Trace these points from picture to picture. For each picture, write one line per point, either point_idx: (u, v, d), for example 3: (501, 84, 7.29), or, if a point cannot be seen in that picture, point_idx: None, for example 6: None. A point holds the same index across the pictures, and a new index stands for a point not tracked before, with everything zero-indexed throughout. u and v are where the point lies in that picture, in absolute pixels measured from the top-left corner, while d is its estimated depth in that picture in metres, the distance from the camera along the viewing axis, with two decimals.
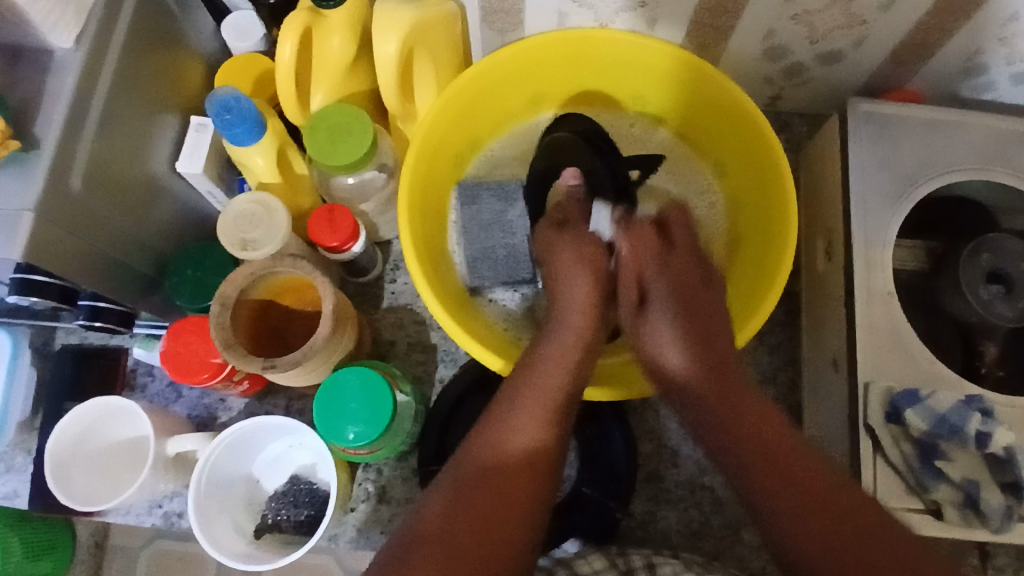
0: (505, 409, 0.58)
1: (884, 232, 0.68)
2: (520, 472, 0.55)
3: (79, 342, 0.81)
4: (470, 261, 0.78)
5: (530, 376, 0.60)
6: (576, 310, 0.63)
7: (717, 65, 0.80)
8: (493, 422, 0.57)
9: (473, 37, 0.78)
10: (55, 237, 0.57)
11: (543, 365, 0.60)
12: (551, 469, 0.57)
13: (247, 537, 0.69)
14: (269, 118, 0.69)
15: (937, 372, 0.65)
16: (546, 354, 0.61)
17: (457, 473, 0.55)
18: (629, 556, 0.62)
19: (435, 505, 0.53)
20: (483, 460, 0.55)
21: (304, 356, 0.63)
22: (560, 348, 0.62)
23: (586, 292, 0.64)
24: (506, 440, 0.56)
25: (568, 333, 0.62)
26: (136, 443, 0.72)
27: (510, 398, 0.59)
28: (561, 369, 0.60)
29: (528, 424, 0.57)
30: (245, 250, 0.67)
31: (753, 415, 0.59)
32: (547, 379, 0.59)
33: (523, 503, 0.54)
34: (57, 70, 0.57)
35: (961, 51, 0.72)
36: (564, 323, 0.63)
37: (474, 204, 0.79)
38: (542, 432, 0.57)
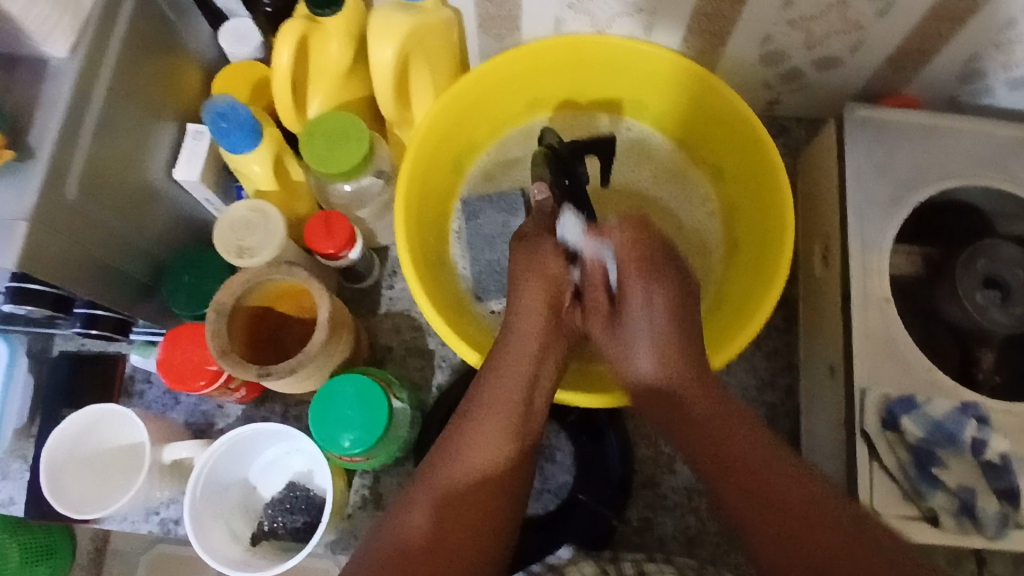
0: (470, 420, 0.59)
1: (881, 239, 0.68)
2: (486, 482, 0.56)
3: (76, 348, 0.82)
4: (476, 276, 0.79)
5: (490, 384, 0.61)
6: (532, 321, 0.64)
7: (715, 70, 0.80)
8: (463, 427, 0.59)
9: (470, 43, 0.78)
10: (50, 246, 0.57)
11: (508, 364, 0.62)
12: (516, 476, 0.58)
13: (243, 544, 0.69)
14: (265, 125, 0.69)
15: (933, 378, 0.64)
16: (502, 360, 0.62)
17: (435, 475, 0.56)
18: (619, 563, 0.62)
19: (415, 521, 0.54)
20: (456, 469, 0.56)
21: (300, 363, 0.63)
22: (522, 349, 0.63)
23: (538, 296, 0.65)
24: (476, 442, 0.58)
25: (523, 335, 0.63)
26: (132, 450, 0.72)
27: (477, 403, 0.60)
28: (519, 374, 0.61)
29: (497, 430, 0.58)
30: (242, 257, 0.67)
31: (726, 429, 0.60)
32: (510, 385, 0.61)
33: (494, 508, 0.56)
34: (52, 78, 0.57)
35: (957, 56, 0.72)
36: (522, 323, 0.64)
37: (476, 220, 0.80)
38: (507, 440, 0.58)
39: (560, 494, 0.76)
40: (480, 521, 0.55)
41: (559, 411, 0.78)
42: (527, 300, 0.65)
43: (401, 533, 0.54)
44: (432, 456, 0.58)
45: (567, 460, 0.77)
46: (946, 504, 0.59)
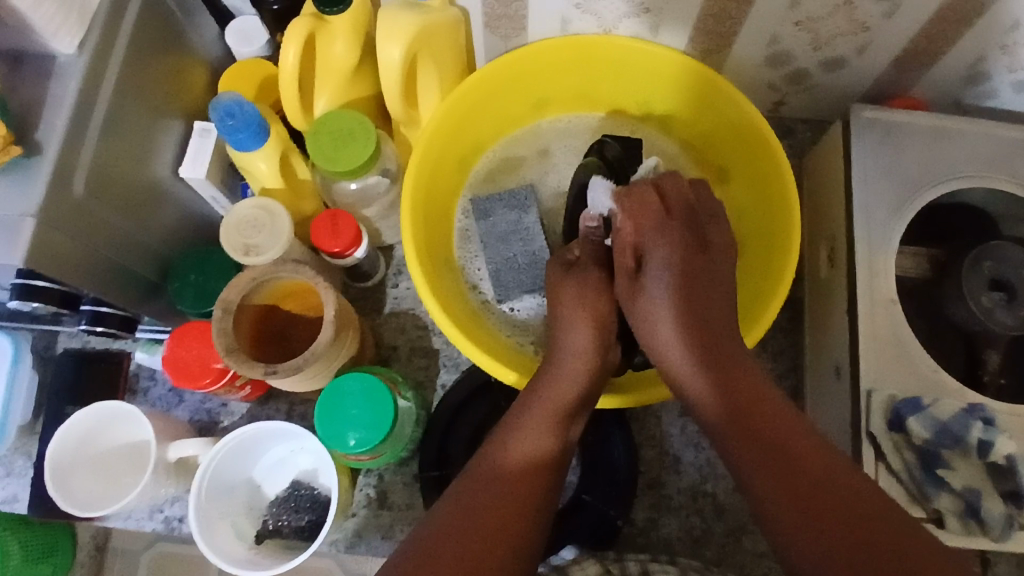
0: (514, 419, 0.59)
1: (888, 240, 0.68)
2: (529, 478, 0.56)
3: (80, 346, 0.82)
4: (493, 275, 0.77)
5: (538, 390, 0.61)
6: (583, 334, 0.64)
7: (721, 70, 0.80)
8: (504, 432, 0.59)
9: (476, 43, 0.78)
10: (57, 243, 0.57)
11: (554, 374, 0.62)
12: (555, 475, 0.58)
13: (248, 543, 0.69)
14: (272, 123, 0.69)
15: (939, 380, 0.64)
16: (550, 371, 0.62)
17: (470, 476, 0.57)
18: (623, 563, 0.63)
19: (445, 505, 0.55)
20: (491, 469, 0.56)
21: (306, 361, 0.63)
22: (571, 361, 0.63)
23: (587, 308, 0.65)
24: (512, 446, 0.58)
25: (576, 348, 0.63)
26: (136, 448, 0.72)
27: (519, 409, 0.60)
28: (570, 381, 0.61)
29: (534, 434, 0.58)
30: (248, 255, 0.67)
31: (771, 414, 0.54)
32: (556, 390, 0.61)
33: (526, 510, 0.55)
34: (60, 75, 0.57)
35: (963, 58, 0.72)
36: (571, 334, 0.64)
37: (488, 218, 0.77)
38: (548, 440, 0.59)
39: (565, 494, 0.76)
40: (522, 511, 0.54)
41: None
42: (576, 311, 0.65)
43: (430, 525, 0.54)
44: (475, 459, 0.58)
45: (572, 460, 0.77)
46: (952, 505, 0.59)
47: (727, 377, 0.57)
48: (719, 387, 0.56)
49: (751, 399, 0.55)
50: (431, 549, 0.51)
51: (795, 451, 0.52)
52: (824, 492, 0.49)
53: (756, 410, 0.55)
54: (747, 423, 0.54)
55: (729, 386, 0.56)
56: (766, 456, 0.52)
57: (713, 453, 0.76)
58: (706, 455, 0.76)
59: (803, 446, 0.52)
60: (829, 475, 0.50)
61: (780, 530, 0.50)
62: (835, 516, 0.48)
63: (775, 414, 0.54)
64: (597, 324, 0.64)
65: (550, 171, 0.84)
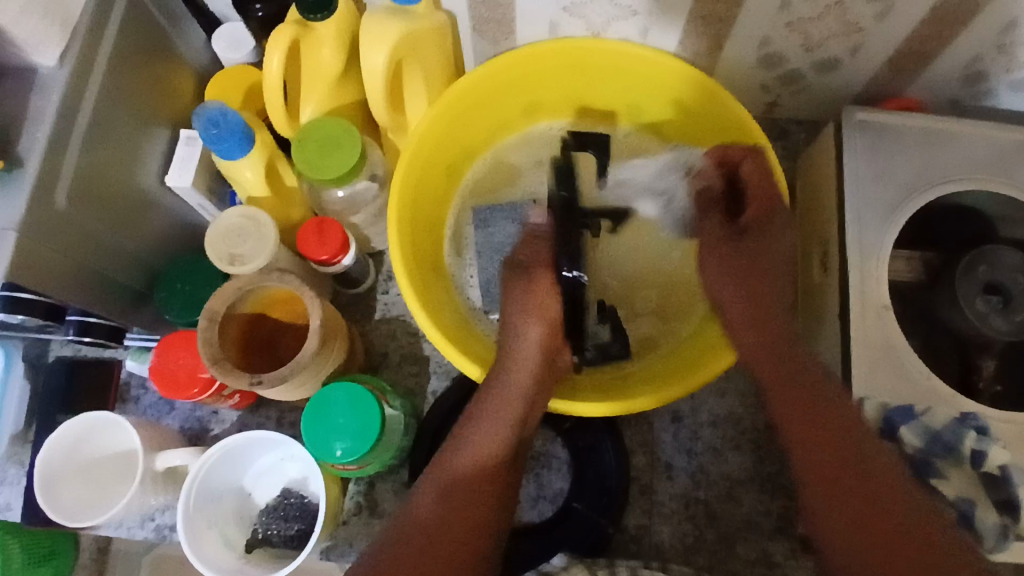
0: (477, 410, 0.62)
1: (881, 244, 0.67)
2: (494, 470, 0.60)
3: (72, 354, 0.82)
4: (483, 286, 0.80)
5: (497, 382, 0.63)
6: (532, 340, 0.66)
7: (713, 73, 0.79)
8: (466, 429, 0.61)
9: (465, 47, 0.77)
10: (40, 255, 0.57)
11: (510, 369, 0.64)
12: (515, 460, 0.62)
13: (237, 552, 0.69)
14: (258, 131, 0.69)
15: (932, 386, 0.64)
16: (507, 363, 0.64)
17: (438, 474, 0.58)
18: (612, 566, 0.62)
19: (426, 496, 0.57)
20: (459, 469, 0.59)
21: (291, 372, 0.63)
22: (526, 356, 0.65)
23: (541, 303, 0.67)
24: (473, 444, 0.60)
25: (525, 351, 0.65)
26: (125, 457, 0.72)
27: (478, 406, 0.62)
28: (526, 372, 0.64)
29: (494, 430, 0.61)
30: (234, 264, 0.67)
31: (823, 408, 0.59)
32: (513, 385, 0.63)
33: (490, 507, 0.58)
34: (41, 87, 0.56)
35: (958, 58, 0.71)
36: (526, 332, 0.66)
37: (487, 228, 0.81)
38: (506, 436, 0.61)
39: (556, 501, 0.75)
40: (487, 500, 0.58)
41: (555, 418, 0.77)
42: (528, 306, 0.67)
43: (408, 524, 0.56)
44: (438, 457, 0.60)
45: (563, 467, 0.76)
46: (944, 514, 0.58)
47: (783, 395, 0.61)
48: (791, 404, 0.60)
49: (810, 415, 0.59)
50: (419, 547, 0.55)
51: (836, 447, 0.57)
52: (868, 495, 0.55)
53: (807, 403, 0.60)
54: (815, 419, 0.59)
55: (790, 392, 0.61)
56: (811, 444, 0.58)
57: (705, 459, 0.76)
58: (698, 461, 0.76)
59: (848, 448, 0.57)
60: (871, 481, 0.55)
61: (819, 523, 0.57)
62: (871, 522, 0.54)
63: (827, 410, 0.59)
64: (546, 320, 0.67)
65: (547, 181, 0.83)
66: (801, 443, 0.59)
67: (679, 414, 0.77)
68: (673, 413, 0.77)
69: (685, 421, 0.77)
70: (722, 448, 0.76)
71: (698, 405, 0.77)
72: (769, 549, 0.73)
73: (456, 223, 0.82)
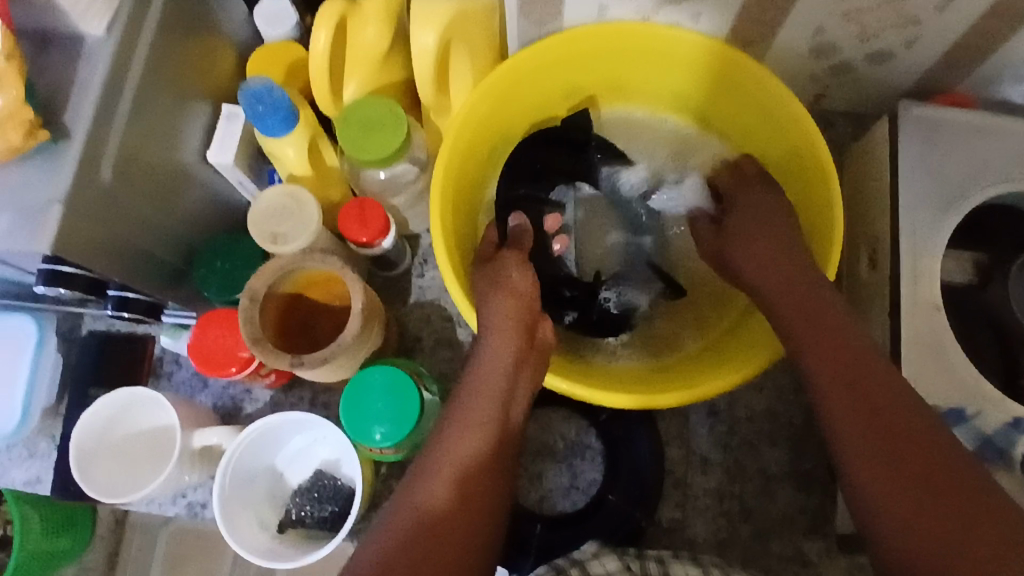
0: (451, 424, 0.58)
1: (933, 242, 0.66)
2: (479, 478, 0.56)
3: (105, 328, 0.81)
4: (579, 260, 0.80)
5: (471, 397, 0.60)
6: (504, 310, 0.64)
7: (762, 61, 0.77)
8: (457, 415, 0.59)
9: (509, 28, 0.76)
10: (85, 229, 0.56)
11: (486, 349, 0.63)
12: (499, 466, 0.58)
13: (270, 532, 0.68)
14: (301, 109, 0.68)
15: (982, 390, 0.62)
16: (475, 375, 0.61)
17: (435, 463, 0.56)
18: (643, 561, 0.59)
19: (417, 496, 0.54)
20: (458, 458, 0.56)
21: (333, 353, 0.62)
22: (504, 334, 0.63)
23: (512, 313, 0.64)
24: (464, 429, 0.58)
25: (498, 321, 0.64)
26: (161, 435, 0.71)
27: (465, 391, 0.61)
28: (495, 386, 0.61)
29: (482, 412, 0.59)
30: (277, 244, 0.66)
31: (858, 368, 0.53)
32: (492, 365, 0.62)
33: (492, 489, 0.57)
34: (88, 57, 0.55)
35: (1018, 54, 0.69)
36: (499, 304, 0.64)
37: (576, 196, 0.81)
38: (495, 416, 0.59)
39: (589, 491, 0.75)
40: (476, 503, 0.55)
41: (590, 409, 0.77)
42: (497, 314, 0.64)
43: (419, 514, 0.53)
44: (431, 448, 0.58)
45: (597, 457, 0.76)
46: None
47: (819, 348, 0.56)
48: (821, 361, 0.55)
49: (839, 357, 0.55)
50: (430, 537, 0.52)
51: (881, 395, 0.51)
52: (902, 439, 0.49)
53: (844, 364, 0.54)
54: (851, 373, 0.53)
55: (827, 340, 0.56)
56: (850, 392, 0.53)
57: (741, 454, 0.75)
58: (733, 456, 0.75)
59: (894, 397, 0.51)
60: (913, 425, 0.50)
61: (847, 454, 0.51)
62: (908, 456, 0.48)
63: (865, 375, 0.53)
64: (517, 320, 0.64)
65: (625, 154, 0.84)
66: (837, 394, 0.53)
67: (715, 408, 0.76)
68: (709, 407, 0.76)
69: (721, 415, 0.76)
70: (758, 443, 0.75)
71: (735, 400, 0.76)
72: (804, 547, 0.73)
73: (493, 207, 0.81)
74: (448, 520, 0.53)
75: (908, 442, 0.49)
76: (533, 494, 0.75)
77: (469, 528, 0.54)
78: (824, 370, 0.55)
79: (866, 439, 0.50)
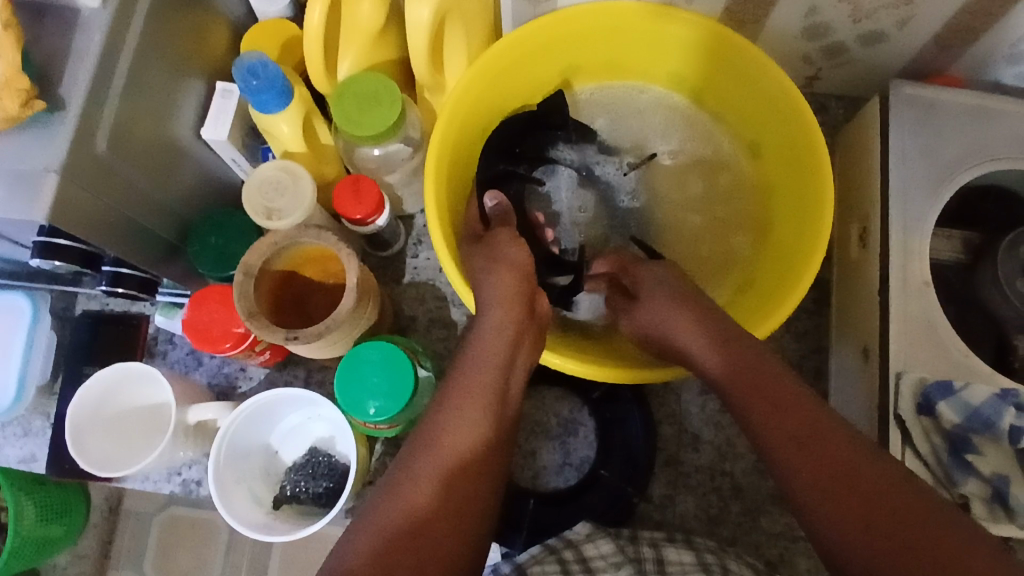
0: (450, 402, 0.58)
1: (924, 220, 0.67)
2: (481, 455, 0.56)
3: (99, 308, 0.81)
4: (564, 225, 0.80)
5: (465, 379, 0.59)
6: (504, 284, 0.63)
7: (755, 42, 0.78)
8: (449, 398, 0.58)
9: (504, 7, 0.76)
10: (79, 200, 0.56)
11: (482, 330, 0.62)
12: (498, 447, 0.57)
13: (265, 508, 0.69)
14: (296, 86, 0.68)
15: (970, 364, 0.63)
16: (475, 352, 0.61)
17: (426, 451, 0.56)
18: (638, 546, 0.59)
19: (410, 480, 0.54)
20: (448, 445, 0.56)
21: (327, 328, 0.62)
22: (501, 318, 0.62)
23: (513, 290, 0.63)
24: (457, 414, 0.57)
25: (498, 297, 0.63)
26: (157, 410, 0.72)
27: (459, 372, 0.60)
28: (493, 366, 0.60)
29: (476, 399, 0.58)
30: (270, 219, 0.66)
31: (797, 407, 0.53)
32: (487, 346, 0.61)
33: (489, 473, 0.56)
34: (83, 28, 0.55)
35: (1008, 35, 0.69)
36: (498, 281, 0.64)
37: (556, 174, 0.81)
38: (489, 401, 0.58)
39: (582, 468, 0.75)
40: (472, 482, 0.55)
41: (583, 387, 0.78)
42: (496, 291, 0.63)
43: (407, 505, 0.53)
44: (423, 432, 0.57)
45: (590, 435, 0.76)
46: (978, 492, 0.59)
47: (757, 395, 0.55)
48: (761, 403, 0.54)
49: (779, 403, 0.53)
50: (420, 528, 0.52)
51: (841, 457, 0.50)
52: (856, 488, 0.48)
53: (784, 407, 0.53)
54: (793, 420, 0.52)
55: (759, 390, 0.55)
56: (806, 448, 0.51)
57: (732, 432, 0.76)
58: (725, 434, 0.76)
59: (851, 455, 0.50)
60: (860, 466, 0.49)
61: (813, 512, 0.49)
62: (858, 497, 0.48)
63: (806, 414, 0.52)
64: (514, 298, 0.63)
65: (628, 128, 0.84)
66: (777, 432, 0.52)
67: (707, 387, 0.77)
68: (702, 385, 0.77)
69: (713, 393, 0.76)
70: None
71: None
72: (793, 523, 0.73)
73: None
74: (446, 503, 0.53)
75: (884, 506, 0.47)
76: (527, 472, 0.76)
77: (464, 515, 0.53)
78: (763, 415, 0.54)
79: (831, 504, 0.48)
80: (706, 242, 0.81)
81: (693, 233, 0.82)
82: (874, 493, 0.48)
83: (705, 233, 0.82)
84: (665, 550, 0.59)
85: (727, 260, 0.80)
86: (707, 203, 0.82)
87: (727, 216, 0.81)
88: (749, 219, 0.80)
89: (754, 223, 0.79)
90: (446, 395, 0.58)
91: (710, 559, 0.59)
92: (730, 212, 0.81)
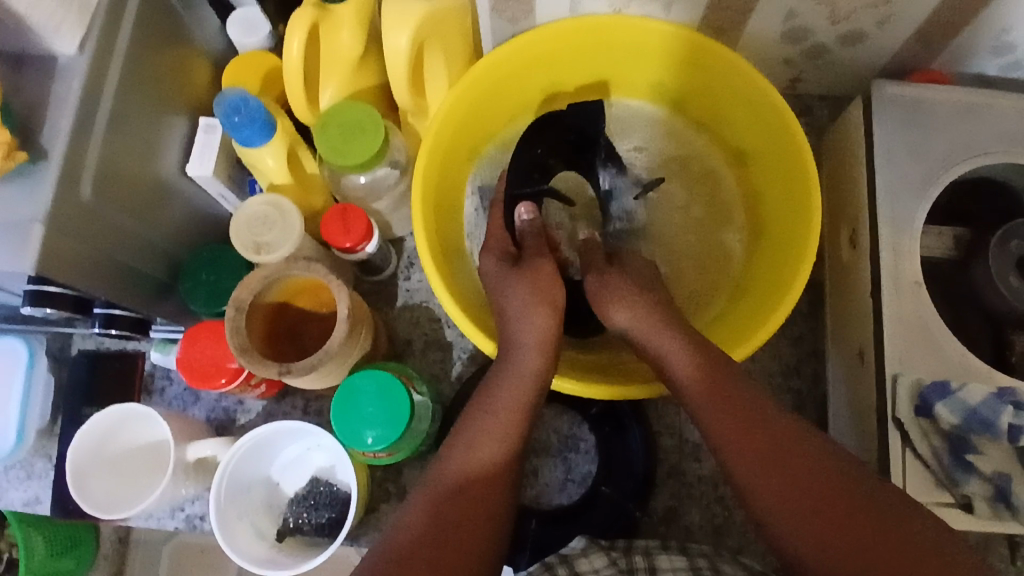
0: (463, 442, 0.57)
1: (912, 220, 0.67)
2: (489, 496, 0.55)
3: (95, 346, 0.81)
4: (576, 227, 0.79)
5: (482, 420, 0.58)
6: (539, 326, 0.64)
7: (736, 48, 0.78)
8: (463, 436, 0.58)
9: (484, 27, 0.76)
10: (66, 247, 0.56)
11: (510, 373, 0.61)
12: (506, 493, 0.56)
13: (269, 541, 0.69)
14: (278, 118, 0.68)
15: (965, 362, 0.63)
16: (499, 389, 0.60)
17: (431, 489, 0.55)
18: (631, 558, 0.58)
19: (418, 517, 0.53)
20: (455, 484, 0.55)
21: (320, 360, 0.62)
22: (530, 362, 0.62)
23: (540, 332, 0.64)
24: (471, 454, 0.56)
25: (531, 340, 0.63)
26: (156, 448, 0.72)
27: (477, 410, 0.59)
28: (514, 411, 0.59)
29: (490, 440, 0.57)
30: (260, 253, 0.67)
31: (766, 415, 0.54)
32: (512, 388, 0.60)
33: (493, 514, 0.55)
34: (61, 77, 0.55)
35: (987, 29, 0.69)
36: (531, 326, 0.64)
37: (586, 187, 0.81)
38: (503, 445, 0.57)
39: (585, 484, 0.75)
40: (481, 519, 0.54)
41: (581, 402, 0.78)
42: (530, 333, 0.63)
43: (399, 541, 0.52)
44: (436, 468, 0.57)
45: (591, 450, 0.77)
46: (980, 491, 0.58)
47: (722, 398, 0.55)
48: (728, 416, 0.54)
49: (752, 413, 0.54)
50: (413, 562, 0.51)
51: (802, 461, 0.51)
52: (825, 493, 0.49)
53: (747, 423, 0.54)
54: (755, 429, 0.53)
55: (729, 403, 0.55)
56: (769, 468, 0.51)
57: None
58: None
59: (833, 484, 0.50)
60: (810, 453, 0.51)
61: (778, 520, 0.50)
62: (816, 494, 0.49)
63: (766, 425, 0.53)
64: (545, 344, 0.63)
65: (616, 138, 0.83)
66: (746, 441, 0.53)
67: None
68: None
69: None
70: None
71: None
72: None
73: (476, 228, 0.81)
74: (445, 535, 0.52)
75: (852, 516, 0.48)
76: (530, 490, 0.76)
77: (460, 555, 0.52)
78: (731, 427, 0.54)
79: (810, 537, 0.49)
80: (699, 241, 0.81)
81: (681, 230, 0.82)
82: (830, 490, 0.49)
83: (696, 234, 0.81)
84: (657, 558, 0.58)
85: (717, 254, 0.80)
86: (691, 208, 0.82)
87: (717, 213, 0.81)
88: (738, 216, 0.80)
89: (745, 224, 0.79)
90: (461, 433, 0.58)
91: (702, 562, 0.58)
92: (716, 206, 0.82)
